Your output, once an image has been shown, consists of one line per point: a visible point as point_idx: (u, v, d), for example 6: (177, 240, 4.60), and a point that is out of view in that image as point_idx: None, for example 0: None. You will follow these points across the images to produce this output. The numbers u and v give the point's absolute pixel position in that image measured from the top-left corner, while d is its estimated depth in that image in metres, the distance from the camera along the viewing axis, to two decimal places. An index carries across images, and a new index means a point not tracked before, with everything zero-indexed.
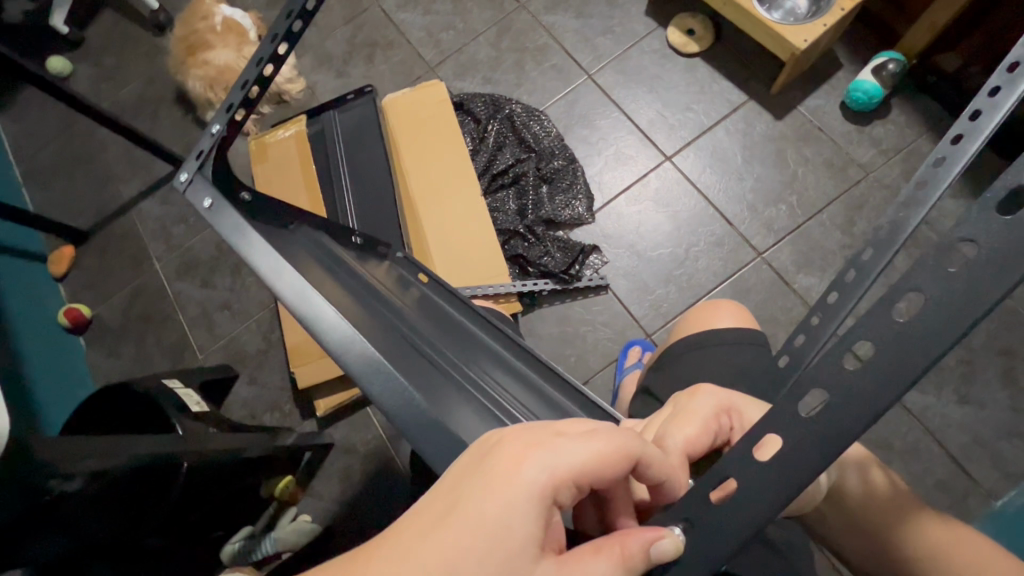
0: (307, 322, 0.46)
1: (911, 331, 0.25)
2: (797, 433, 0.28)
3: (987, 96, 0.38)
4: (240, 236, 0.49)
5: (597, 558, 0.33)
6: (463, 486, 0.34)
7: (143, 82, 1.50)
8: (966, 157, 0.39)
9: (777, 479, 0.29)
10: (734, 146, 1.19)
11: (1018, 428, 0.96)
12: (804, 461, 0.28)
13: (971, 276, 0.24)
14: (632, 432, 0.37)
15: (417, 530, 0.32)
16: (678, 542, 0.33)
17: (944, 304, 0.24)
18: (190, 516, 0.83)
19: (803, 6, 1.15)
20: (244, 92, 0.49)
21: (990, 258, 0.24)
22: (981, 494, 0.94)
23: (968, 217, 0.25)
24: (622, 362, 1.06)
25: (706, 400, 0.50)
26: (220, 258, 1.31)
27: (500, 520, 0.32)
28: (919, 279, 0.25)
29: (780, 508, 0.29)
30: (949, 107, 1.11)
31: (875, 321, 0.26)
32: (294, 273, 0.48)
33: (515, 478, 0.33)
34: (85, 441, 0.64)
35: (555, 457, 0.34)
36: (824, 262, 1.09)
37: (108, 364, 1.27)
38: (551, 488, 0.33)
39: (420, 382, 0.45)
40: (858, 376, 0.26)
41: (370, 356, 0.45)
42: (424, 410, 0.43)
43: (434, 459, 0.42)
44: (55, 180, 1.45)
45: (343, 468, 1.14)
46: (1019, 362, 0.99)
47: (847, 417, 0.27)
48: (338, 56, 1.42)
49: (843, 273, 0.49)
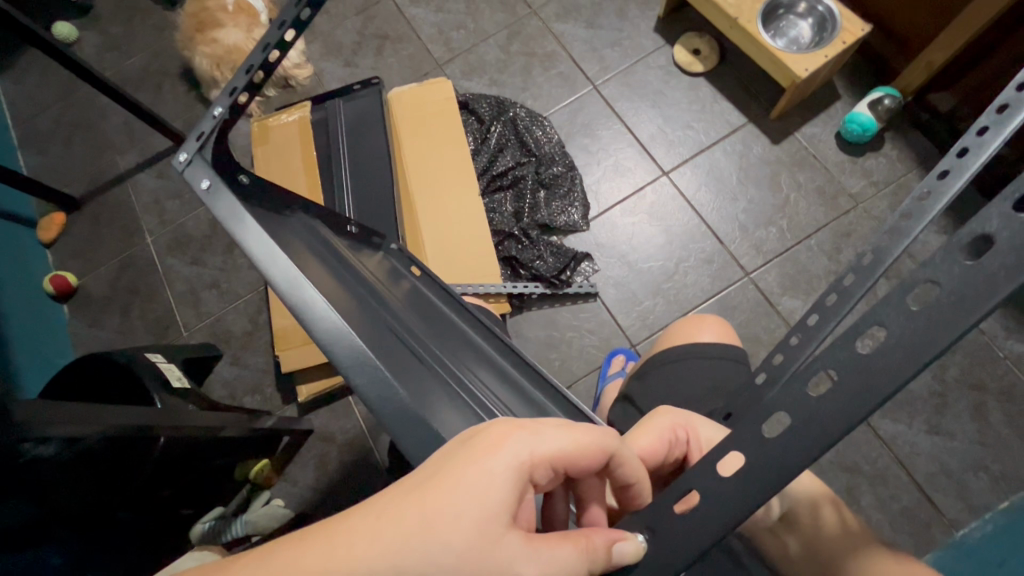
0: (297, 310, 0.48)
1: (870, 364, 0.26)
2: (757, 452, 0.30)
3: (975, 135, 0.39)
4: (236, 222, 0.50)
5: (565, 542, 0.35)
6: (445, 457, 0.34)
7: (149, 55, 1.49)
8: (952, 192, 0.41)
9: (731, 495, 0.30)
10: (731, 166, 1.21)
11: (983, 461, 0.99)
12: (764, 478, 0.29)
13: (929, 316, 0.25)
14: (608, 429, 0.40)
15: (398, 493, 0.32)
16: (639, 548, 0.34)
17: (903, 341, 0.26)
18: (161, 493, 0.83)
19: (807, 36, 1.18)
20: (248, 77, 0.48)
21: (949, 300, 0.25)
22: (943, 523, 0.96)
23: (936, 260, 0.25)
24: (605, 370, 1.07)
25: (663, 417, 0.53)
26: (213, 236, 1.31)
27: (483, 492, 0.33)
28: (882, 315, 0.27)
29: (739, 523, 0.30)
30: (940, 145, 1.14)
31: (839, 350, 0.28)
32: (287, 262, 0.49)
33: (498, 451, 0.34)
34: (61, 408, 0.64)
35: (535, 437, 0.35)
36: (809, 286, 1.11)
37: (90, 334, 1.26)
38: (529, 466, 0.35)
39: (406, 379, 0.47)
40: (819, 402, 0.28)
41: (356, 348, 0.47)
42: (403, 401, 0.45)
43: (413, 450, 0.44)
44: (52, 145, 1.44)
45: (320, 456, 1.14)
46: (989, 397, 1.01)
47: (805, 441, 0.28)
48: (348, 45, 1.43)
49: (824, 297, 0.50)
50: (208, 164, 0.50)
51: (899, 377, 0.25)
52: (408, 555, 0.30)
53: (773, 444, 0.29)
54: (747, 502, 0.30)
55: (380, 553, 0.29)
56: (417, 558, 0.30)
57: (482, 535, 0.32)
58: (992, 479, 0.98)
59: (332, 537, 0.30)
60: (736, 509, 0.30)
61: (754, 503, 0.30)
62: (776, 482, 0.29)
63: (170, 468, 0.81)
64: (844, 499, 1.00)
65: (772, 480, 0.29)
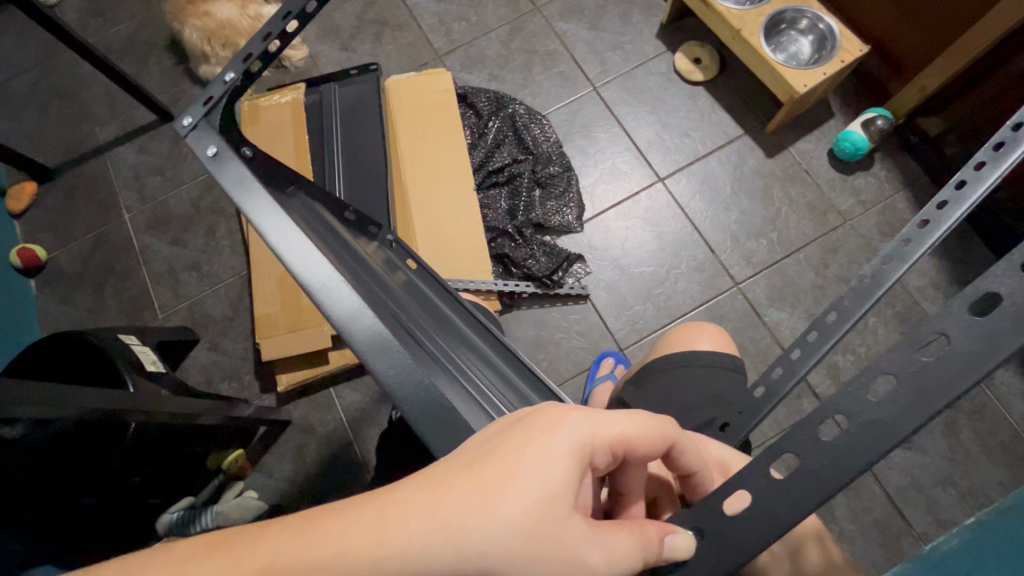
0: (311, 290, 0.41)
1: (932, 371, 0.27)
2: (813, 456, 0.29)
3: (972, 169, 0.41)
4: (241, 186, 0.45)
5: (621, 529, 0.35)
6: (501, 434, 0.33)
7: (135, 23, 1.43)
8: (951, 222, 0.41)
9: (790, 497, 0.30)
10: (725, 176, 1.22)
11: (953, 478, 1.01)
12: (819, 478, 0.29)
13: (991, 328, 0.26)
14: (668, 419, 0.40)
15: (453, 469, 0.31)
16: (691, 543, 0.34)
17: (964, 353, 0.26)
18: (132, 479, 0.81)
19: (806, 53, 1.20)
20: (265, 44, 0.46)
21: (1017, 313, 0.26)
22: (912, 536, 0.99)
23: (997, 271, 0.27)
24: (594, 373, 1.08)
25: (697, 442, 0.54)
26: (195, 216, 1.26)
27: (544, 469, 0.32)
28: (942, 323, 0.27)
29: (795, 522, 0.29)
30: (927, 168, 1.16)
31: (900, 357, 0.28)
32: (299, 233, 0.43)
33: (558, 432, 0.34)
34: (32, 385, 0.58)
35: (596, 419, 0.35)
36: (796, 298, 1.13)
37: (58, 310, 1.20)
38: (589, 448, 0.35)
39: (422, 361, 0.42)
40: (881, 407, 0.28)
41: (378, 330, 0.40)
42: (430, 388, 0.39)
43: (427, 432, 0.39)
44: (27, 111, 1.37)
45: (297, 448, 1.10)
46: (960, 416, 1.04)
47: (865, 443, 0.28)
48: (346, 29, 1.40)
49: (823, 314, 0.50)
50: (215, 131, 0.47)
51: (964, 384, 0.26)
52: (466, 535, 0.29)
53: (833, 448, 0.29)
54: (804, 501, 0.29)
55: (436, 529, 0.29)
56: (473, 536, 0.29)
57: (543, 516, 0.31)
58: (960, 495, 1.00)
59: (383, 509, 0.29)
60: (792, 510, 0.30)
61: (811, 505, 0.29)
62: (836, 485, 0.28)
63: (143, 452, 0.77)
64: (820, 508, 1.02)
65: (831, 481, 0.28)
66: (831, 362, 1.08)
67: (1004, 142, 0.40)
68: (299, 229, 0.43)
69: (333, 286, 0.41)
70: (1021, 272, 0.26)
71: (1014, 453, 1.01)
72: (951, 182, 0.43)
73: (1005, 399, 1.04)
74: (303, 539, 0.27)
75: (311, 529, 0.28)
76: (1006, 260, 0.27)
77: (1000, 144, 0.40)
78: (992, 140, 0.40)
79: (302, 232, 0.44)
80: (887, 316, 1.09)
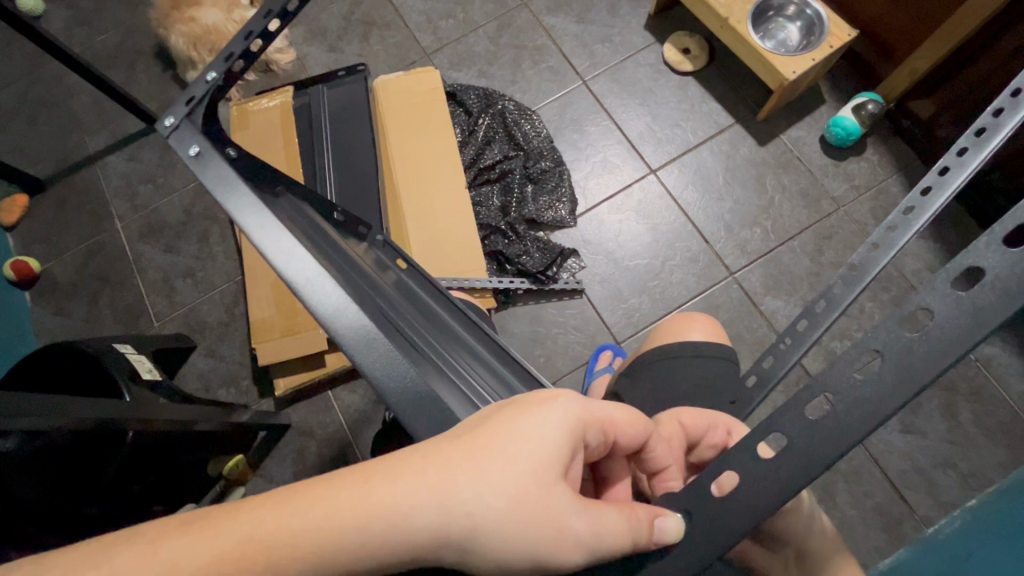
0: (296, 285, 0.41)
1: (915, 349, 0.27)
2: (802, 435, 0.29)
3: (955, 155, 0.41)
4: (224, 186, 0.44)
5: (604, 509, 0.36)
6: (489, 416, 0.35)
7: (121, 32, 1.43)
8: (935, 208, 0.41)
9: (776, 477, 0.29)
10: (717, 165, 1.22)
11: (953, 460, 1.01)
12: (808, 456, 0.29)
13: (976, 305, 0.26)
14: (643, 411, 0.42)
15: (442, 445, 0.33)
16: (680, 526, 0.33)
17: (949, 327, 0.26)
18: (133, 488, 0.79)
19: (794, 39, 1.20)
20: (247, 42, 0.46)
21: (997, 287, 0.26)
22: (914, 519, 0.99)
23: (979, 246, 0.27)
24: (592, 366, 1.07)
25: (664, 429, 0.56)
26: (188, 223, 1.26)
27: (530, 448, 0.34)
28: (928, 299, 0.27)
29: (779, 505, 0.29)
30: (921, 153, 1.16)
31: (885, 334, 0.28)
32: (284, 231, 0.43)
33: (544, 415, 0.36)
34: (24, 396, 0.58)
35: (580, 404, 0.37)
36: (791, 286, 1.13)
37: (53, 322, 1.20)
38: (574, 429, 0.37)
39: (409, 356, 0.42)
40: (866, 385, 0.28)
41: (363, 327, 0.40)
42: (415, 384, 0.39)
43: (418, 426, 0.39)
44: (16, 123, 1.37)
45: (297, 451, 1.10)
46: (959, 398, 1.04)
47: (852, 420, 0.28)
48: (333, 31, 1.39)
49: (813, 304, 0.50)
50: (198, 130, 0.47)
51: (944, 361, 0.26)
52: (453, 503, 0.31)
53: (821, 424, 0.28)
54: (789, 483, 0.29)
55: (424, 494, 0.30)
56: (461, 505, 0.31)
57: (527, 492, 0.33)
58: (960, 476, 1.00)
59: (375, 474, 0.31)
60: (779, 491, 0.29)
61: (795, 488, 0.29)
62: (824, 463, 0.28)
63: (140, 461, 0.76)
64: (821, 495, 1.02)
65: (817, 461, 0.28)
66: (829, 348, 1.08)
67: (986, 128, 0.39)
68: (285, 227, 0.43)
69: (317, 281, 0.41)
70: (1007, 246, 0.26)
71: (1013, 432, 1.01)
72: (934, 169, 0.42)
73: (1005, 380, 1.04)
74: (292, 505, 0.29)
75: (301, 496, 0.29)
76: (989, 236, 0.27)
77: (982, 130, 0.39)
78: (973, 126, 0.39)
79: (287, 230, 0.43)
80: (883, 300, 1.09)
